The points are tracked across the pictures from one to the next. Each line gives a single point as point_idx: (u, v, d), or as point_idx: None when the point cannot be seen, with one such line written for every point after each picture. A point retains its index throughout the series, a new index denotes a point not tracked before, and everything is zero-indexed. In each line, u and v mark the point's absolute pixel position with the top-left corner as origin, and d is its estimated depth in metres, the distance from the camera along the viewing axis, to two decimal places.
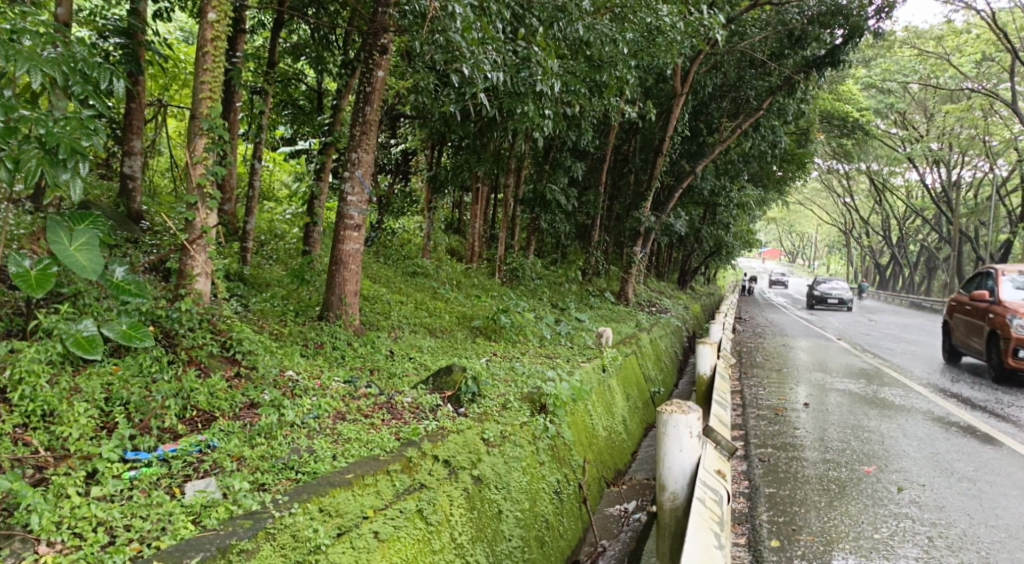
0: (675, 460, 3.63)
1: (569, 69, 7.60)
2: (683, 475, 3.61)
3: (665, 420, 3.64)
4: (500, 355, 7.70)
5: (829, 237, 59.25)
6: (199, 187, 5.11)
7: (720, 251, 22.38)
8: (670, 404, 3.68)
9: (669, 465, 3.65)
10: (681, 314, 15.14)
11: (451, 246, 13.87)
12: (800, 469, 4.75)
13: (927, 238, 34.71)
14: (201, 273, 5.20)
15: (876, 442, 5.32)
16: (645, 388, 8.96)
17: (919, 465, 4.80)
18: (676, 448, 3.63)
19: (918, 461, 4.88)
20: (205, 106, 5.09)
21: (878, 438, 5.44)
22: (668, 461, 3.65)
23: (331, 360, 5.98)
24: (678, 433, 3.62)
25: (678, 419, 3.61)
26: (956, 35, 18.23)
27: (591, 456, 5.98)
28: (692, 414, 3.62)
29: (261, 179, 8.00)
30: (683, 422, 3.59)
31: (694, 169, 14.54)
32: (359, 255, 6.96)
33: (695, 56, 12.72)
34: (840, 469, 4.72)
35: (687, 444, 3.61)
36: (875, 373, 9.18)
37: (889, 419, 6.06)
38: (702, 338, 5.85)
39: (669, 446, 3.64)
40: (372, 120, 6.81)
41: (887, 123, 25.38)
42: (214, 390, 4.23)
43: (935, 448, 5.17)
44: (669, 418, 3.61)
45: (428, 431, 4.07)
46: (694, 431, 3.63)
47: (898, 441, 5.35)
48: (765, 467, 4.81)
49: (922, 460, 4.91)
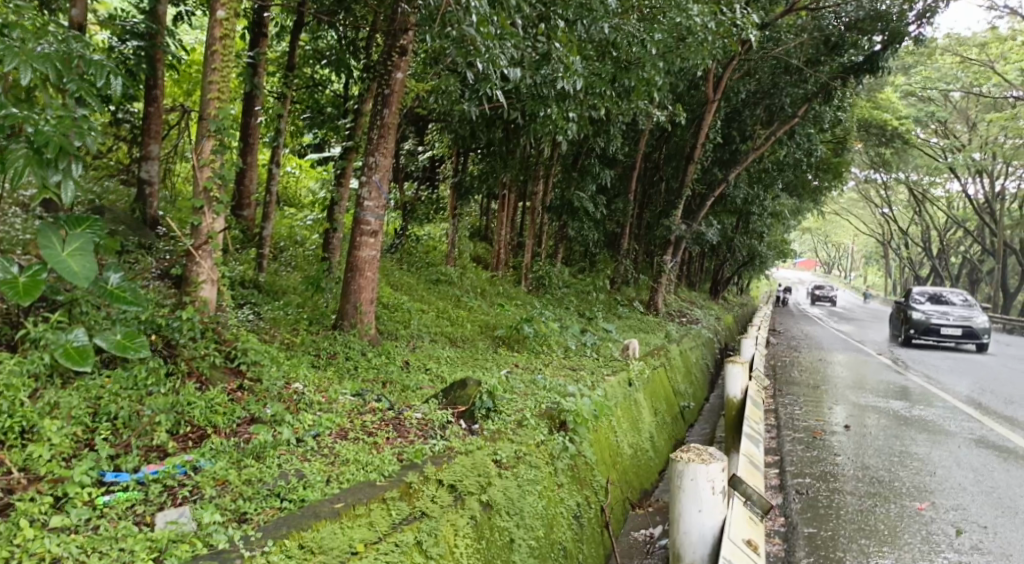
0: (693, 523, 3.08)
1: (595, 70, 7.33)
2: (705, 541, 3.07)
3: (682, 471, 3.11)
4: (522, 367, 7.39)
5: (865, 248, 57.81)
6: (205, 191, 4.91)
7: (753, 262, 21.81)
8: (687, 452, 3.16)
9: (686, 530, 3.10)
10: (713, 325, 14.67)
11: (476, 253, 13.63)
12: (842, 504, 4.34)
13: (969, 249, 33.48)
14: (206, 279, 5.00)
15: (926, 474, 4.87)
16: (674, 403, 8.56)
17: (979, 502, 4.35)
18: (694, 507, 3.08)
19: (977, 498, 4.43)
20: (212, 106, 4.90)
21: (929, 468, 4.99)
22: (686, 522, 3.10)
23: (343, 371, 5.76)
24: (697, 486, 3.08)
25: (696, 470, 3.07)
26: (1002, 40, 17.50)
27: (615, 476, 5.64)
28: (714, 464, 3.09)
29: (279, 184, 7.80)
30: (703, 473, 3.07)
31: (726, 177, 14.07)
32: (375, 262, 6.72)
33: (729, 60, 12.29)
34: (888, 506, 4.30)
35: (708, 503, 3.07)
36: (920, 392, 8.64)
37: (940, 446, 5.58)
38: (732, 356, 5.40)
39: (686, 506, 3.09)
40: (391, 123, 6.59)
41: (927, 132, 24.56)
42: (212, 404, 4.01)
43: (995, 482, 4.70)
44: (686, 468, 3.07)
45: (434, 452, 3.78)
46: (717, 488, 3.08)
47: (951, 473, 4.89)
48: (803, 501, 4.41)
49: (982, 496, 4.46)
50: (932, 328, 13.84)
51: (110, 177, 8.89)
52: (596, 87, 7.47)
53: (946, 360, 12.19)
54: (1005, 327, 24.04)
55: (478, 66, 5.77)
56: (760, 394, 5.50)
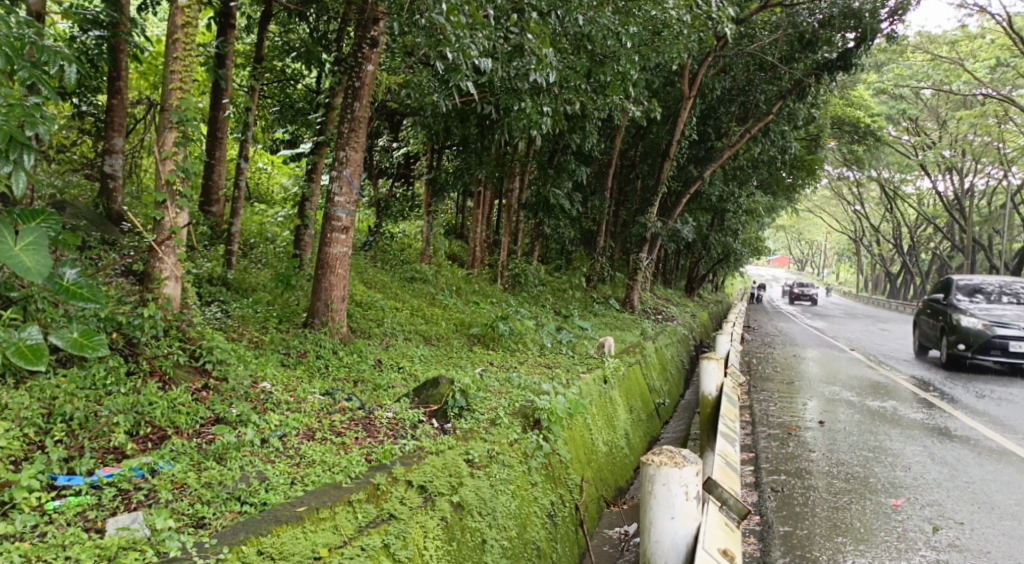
0: (665, 530, 2.99)
1: (569, 63, 7.28)
2: (676, 548, 2.98)
3: (654, 476, 3.00)
4: (496, 366, 7.32)
5: (838, 246, 58.59)
6: (168, 184, 4.76)
7: (728, 259, 21.96)
8: (659, 454, 3.05)
9: (658, 538, 3.01)
10: (688, 322, 14.72)
11: (452, 251, 13.51)
12: (818, 501, 4.34)
13: (939, 246, 34.06)
14: (170, 276, 4.84)
15: (901, 469, 4.89)
16: (650, 400, 8.56)
17: (953, 498, 4.38)
18: (666, 514, 2.99)
19: (952, 493, 4.45)
20: (174, 97, 4.77)
21: (902, 464, 5.01)
22: (658, 530, 3.01)
23: (313, 370, 5.64)
24: (669, 492, 2.98)
25: (669, 474, 2.97)
26: (970, 40, 17.79)
27: (589, 474, 5.60)
28: (688, 468, 2.99)
29: (247, 179, 7.64)
30: (676, 478, 2.97)
31: (702, 174, 14.11)
32: (346, 259, 6.60)
33: (704, 56, 12.31)
34: (864, 502, 4.30)
35: (680, 510, 2.97)
36: (892, 387, 8.73)
37: (914, 441, 5.62)
38: (706, 353, 5.35)
39: (659, 513, 2.99)
40: (361, 116, 6.48)
41: (898, 130, 24.94)
42: (174, 405, 3.89)
43: (968, 478, 4.74)
44: (657, 473, 2.98)
45: (403, 452, 3.69)
46: (689, 493, 2.98)
47: (925, 468, 4.92)
48: (779, 498, 4.40)
49: (956, 491, 4.48)
50: (995, 344, 9.67)
51: (74, 172, 8.65)
52: (570, 81, 7.43)
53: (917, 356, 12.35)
54: None
55: (448, 55, 5.69)
56: (734, 390, 5.48)
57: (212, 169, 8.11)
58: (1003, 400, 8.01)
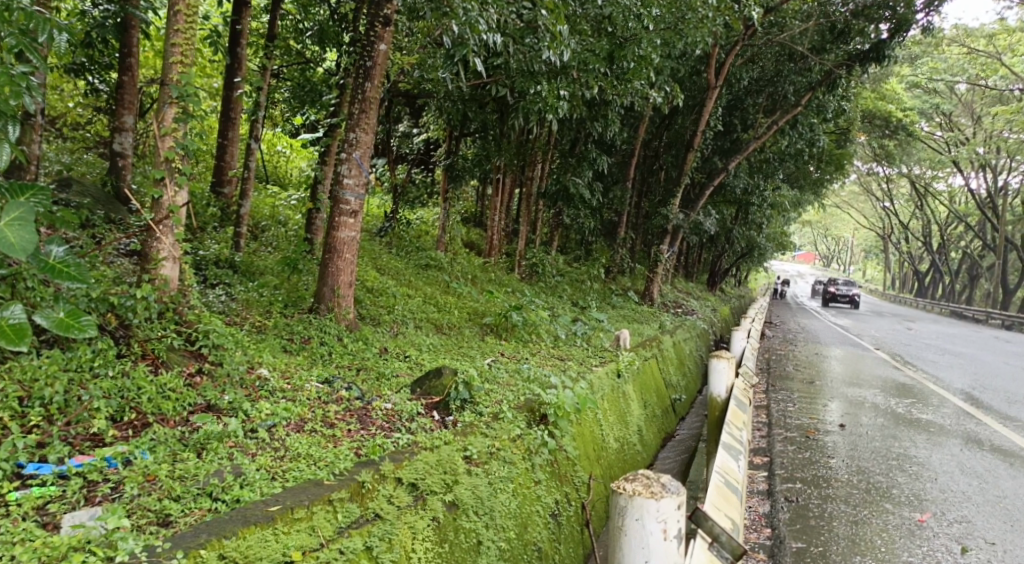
0: None
1: (589, 45, 7.00)
2: None
3: (625, 508, 2.63)
4: (507, 357, 7.11)
5: (866, 243, 57.40)
6: (166, 161, 4.61)
7: (752, 253, 21.49)
8: (634, 482, 2.67)
9: None
10: (708, 316, 14.40)
11: (469, 239, 13.31)
12: (835, 513, 4.09)
13: (970, 245, 33.16)
14: (168, 257, 4.68)
15: (927, 480, 4.61)
16: (665, 395, 8.31)
17: (984, 514, 4.10)
18: (639, 554, 2.61)
19: (983, 509, 4.17)
20: (175, 71, 4.60)
21: (928, 474, 4.73)
22: None
23: (317, 357, 5.51)
24: (644, 528, 2.61)
25: (644, 507, 2.60)
26: (1010, 33, 17.14)
27: (597, 472, 5.40)
28: (667, 500, 2.60)
29: (258, 160, 7.48)
30: (653, 513, 2.59)
31: (726, 166, 13.74)
32: (354, 243, 6.43)
33: (732, 44, 11.93)
34: (885, 516, 4.05)
35: (655, 549, 2.59)
36: (918, 389, 8.39)
37: (942, 449, 5.32)
38: (716, 351, 5.07)
39: (630, 550, 2.62)
40: (372, 97, 6.28)
41: (931, 126, 24.23)
42: (163, 390, 3.78)
43: (1001, 492, 4.44)
44: (630, 505, 2.60)
45: (396, 447, 3.52)
46: (668, 530, 2.60)
47: (954, 480, 4.63)
48: (793, 509, 4.15)
49: (987, 507, 4.20)
50: None
51: (89, 150, 8.58)
52: (589, 64, 7.16)
53: (945, 356, 11.93)
54: (1005, 324, 23.77)
55: (454, 30, 5.50)
56: (747, 391, 5.22)
57: (224, 150, 8.01)
58: None
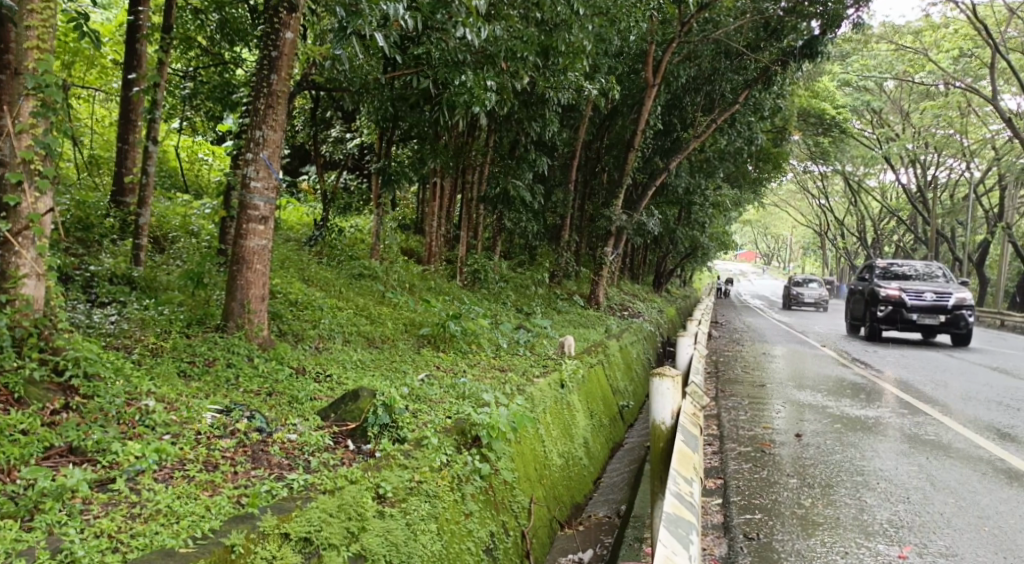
0: None
1: (516, 32, 6.67)
2: None
3: None
4: (443, 371, 6.58)
5: (804, 239, 58.96)
6: (24, 162, 3.89)
7: (696, 253, 21.53)
8: None
9: None
10: (655, 318, 14.19)
11: (407, 245, 12.70)
12: (804, 548, 3.70)
13: (902, 238, 34.27)
14: (30, 273, 3.93)
15: (900, 502, 4.27)
16: (612, 403, 7.91)
17: (967, 542, 3.75)
18: None
19: (965, 536, 3.83)
20: (30, 58, 3.88)
21: (899, 493, 4.41)
22: None
23: (222, 381, 4.90)
24: None
25: None
26: (934, 30, 17.58)
27: (538, 493, 4.93)
28: None
29: (158, 164, 6.73)
30: None
31: (667, 166, 13.50)
32: (266, 253, 5.82)
33: (670, 43, 11.62)
34: (862, 552, 3.64)
35: None
36: (869, 387, 8.22)
37: (909, 461, 5.02)
38: (659, 369, 4.23)
39: None
40: (280, 90, 5.72)
41: (862, 123, 24.79)
42: (10, 435, 3.19)
43: (981, 511, 4.15)
44: None
45: (292, 490, 2.99)
46: None
47: (930, 500, 4.31)
48: (754, 546, 3.76)
49: (972, 533, 3.86)
50: None
51: None
52: (517, 52, 6.80)
53: (888, 350, 11.96)
54: None
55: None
56: (695, 414, 4.47)
57: (124, 155, 7.24)
58: (991, 400, 7.47)
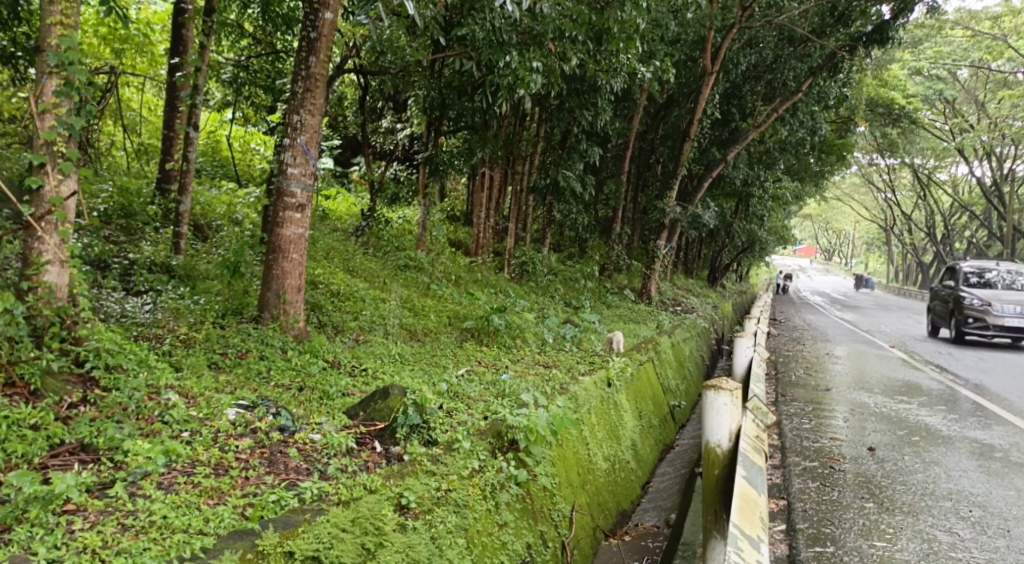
0: None
1: (564, 10, 6.28)
2: None
3: None
4: (484, 366, 6.29)
5: (867, 235, 56.61)
6: (47, 144, 3.70)
7: (754, 246, 20.71)
8: None
9: None
10: (709, 314, 13.62)
11: (453, 236, 12.48)
12: None
13: (975, 234, 32.40)
14: (53, 260, 3.76)
15: (999, 537, 3.77)
16: (663, 403, 7.48)
17: None
18: None
19: None
20: (54, 34, 3.70)
21: (996, 525, 3.91)
22: None
23: (252, 373, 4.71)
24: None
25: None
26: (1015, 14, 16.37)
27: (581, 500, 4.58)
28: None
29: (198, 149, 6.61)
30: None
31: (725, 156, 12.89)
32: (303, 242, 5.61)
33: (730, 28, 11.02)
34: None
35: None
36: (946, 393, 7.57)
37: (1005, 485, 4.48)
38: (715, 382, 3.65)
39: None
40: (318, 73, 5.49)
41: (933, 114, 23.42)
42: (20, 429, 3.05)
43: None
44: None
45: (306, 503, 2.79)
46: None
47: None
48: None
49: None
50: None
51: None
52: (566, 32, 6.47)
53: (965, 352, 11.16)
54: None
55: None
56: (760, 434, 3.83)
57: (168, 143, 7.18)
58: None
